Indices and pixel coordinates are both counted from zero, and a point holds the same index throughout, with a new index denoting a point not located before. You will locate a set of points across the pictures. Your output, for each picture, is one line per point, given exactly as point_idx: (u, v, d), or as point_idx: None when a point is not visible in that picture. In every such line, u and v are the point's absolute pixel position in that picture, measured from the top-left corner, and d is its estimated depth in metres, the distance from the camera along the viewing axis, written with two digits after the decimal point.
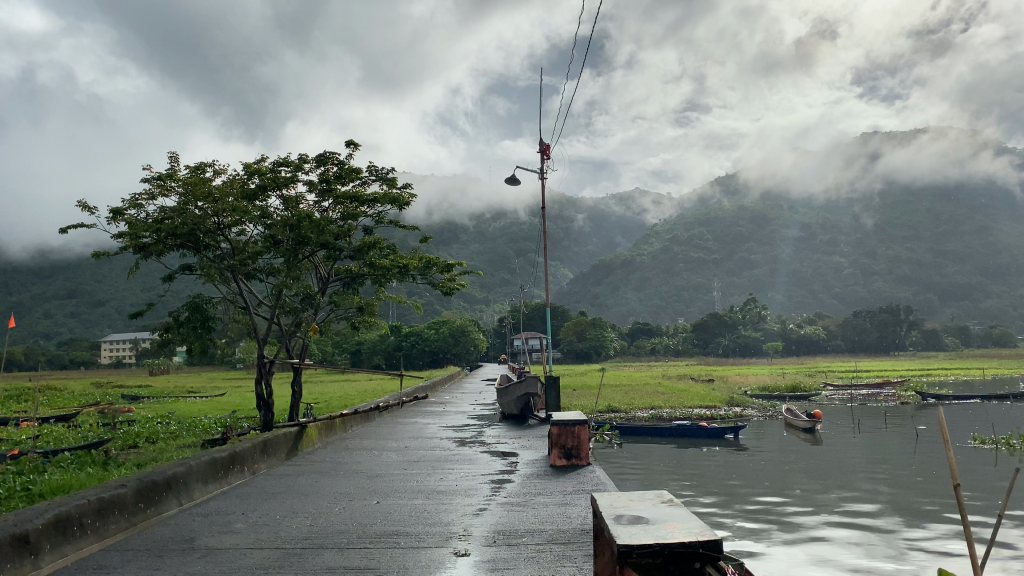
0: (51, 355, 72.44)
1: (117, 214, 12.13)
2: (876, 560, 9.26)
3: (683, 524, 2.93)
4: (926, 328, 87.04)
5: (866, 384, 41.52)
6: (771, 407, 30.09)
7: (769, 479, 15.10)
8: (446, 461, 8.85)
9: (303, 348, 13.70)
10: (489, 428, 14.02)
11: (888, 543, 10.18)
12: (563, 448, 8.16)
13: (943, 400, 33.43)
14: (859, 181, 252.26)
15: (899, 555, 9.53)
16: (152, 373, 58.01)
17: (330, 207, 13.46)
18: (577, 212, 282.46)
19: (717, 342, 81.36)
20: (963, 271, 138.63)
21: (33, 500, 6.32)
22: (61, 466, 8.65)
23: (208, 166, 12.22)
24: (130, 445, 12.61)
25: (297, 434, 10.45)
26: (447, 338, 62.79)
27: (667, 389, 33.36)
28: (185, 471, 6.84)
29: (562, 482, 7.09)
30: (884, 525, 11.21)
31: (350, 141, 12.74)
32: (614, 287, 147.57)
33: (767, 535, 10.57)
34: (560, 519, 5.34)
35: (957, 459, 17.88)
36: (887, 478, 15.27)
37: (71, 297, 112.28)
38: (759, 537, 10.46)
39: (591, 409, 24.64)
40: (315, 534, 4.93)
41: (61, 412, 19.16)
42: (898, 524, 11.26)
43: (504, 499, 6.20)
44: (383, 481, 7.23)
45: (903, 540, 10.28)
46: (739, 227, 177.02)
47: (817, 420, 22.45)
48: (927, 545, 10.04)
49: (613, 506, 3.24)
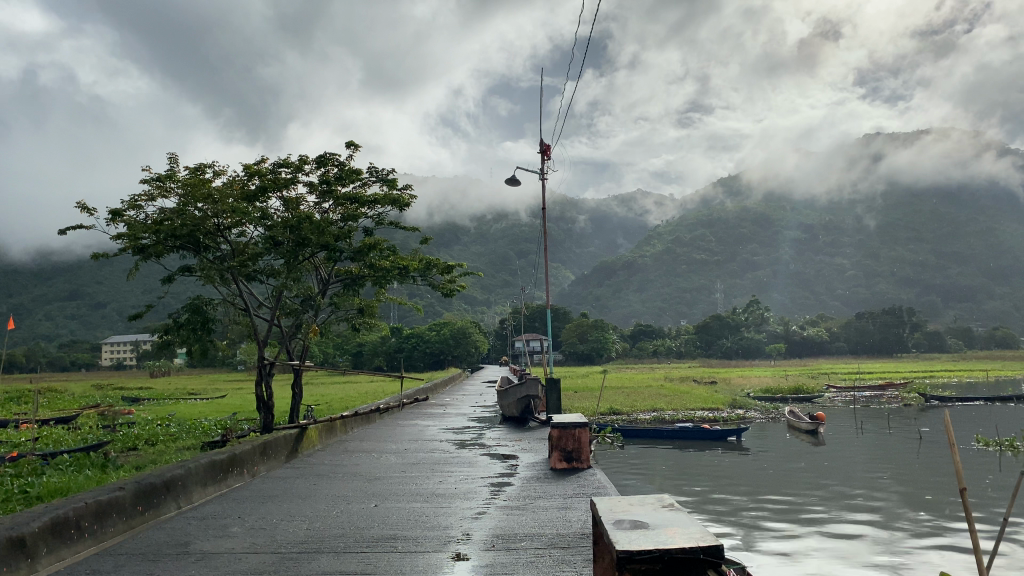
0: (52, 357, 72.62)
1: (117, 216, 12.11)
2: (877, 563, 9.14)
3: (682, 527, 2.88)
4: (928, 329, 87.03)
5: (868, 386, 41.52)
6: (774, 408, 30.05)
7: (770, 481, 14.99)
8: (446, 463, 8.80)
9: (303, 350, 13.65)
10: (489, 430, 13.97)
11: (889, 544, 10.08)
12: (563, 451, 8.09)
13: (946, 402, 33.42)
14: (861, 183, 252.29)
15: (901, 557, 9.46)
16: (153, 375, 58.17)
17: (330, 209, 13.44)
18: (579, 214, 282.42)
19: (720, 343, 81.50)
20: (966, 272, 138.40)
21: (31, 502, 6.29)
22: (61, 468, 8.63)
23: (208, 167, 12.19)
24: (130, 447, 12.60)
25: (296, 437, 10.37)
26: (448, 340, 62.92)
27: (669, 391, 33.38)
28: (184, 474, 6.80)
29: (563, 485, 7.03)
30: (885, 527, 11.13)
31: (350, 142, 12.72)
32: (615, 288, 147.67)
33: (766, 537, 10.45)
34: (560, 523, 5.28)
35: (961, 460, 17.91)
36: (889, 479, 15.34)
37: (72, 299, 112.51)
38: (758, 539, 10.34)
39: (593, 411, 24.60)
40: (314, 538, 4.88)
41: (62, 414, 19.20)
42: (898, 522, 11.41)
43: (504, 502, 6.13)
44: (383, 484, 7.18)
45: (901, 537, 10.44)
46: (741, 229, 176.96)
47: (820, 422, 22.41)
48: (927, 548, 9.92)
49: (613, 510, 3.18)
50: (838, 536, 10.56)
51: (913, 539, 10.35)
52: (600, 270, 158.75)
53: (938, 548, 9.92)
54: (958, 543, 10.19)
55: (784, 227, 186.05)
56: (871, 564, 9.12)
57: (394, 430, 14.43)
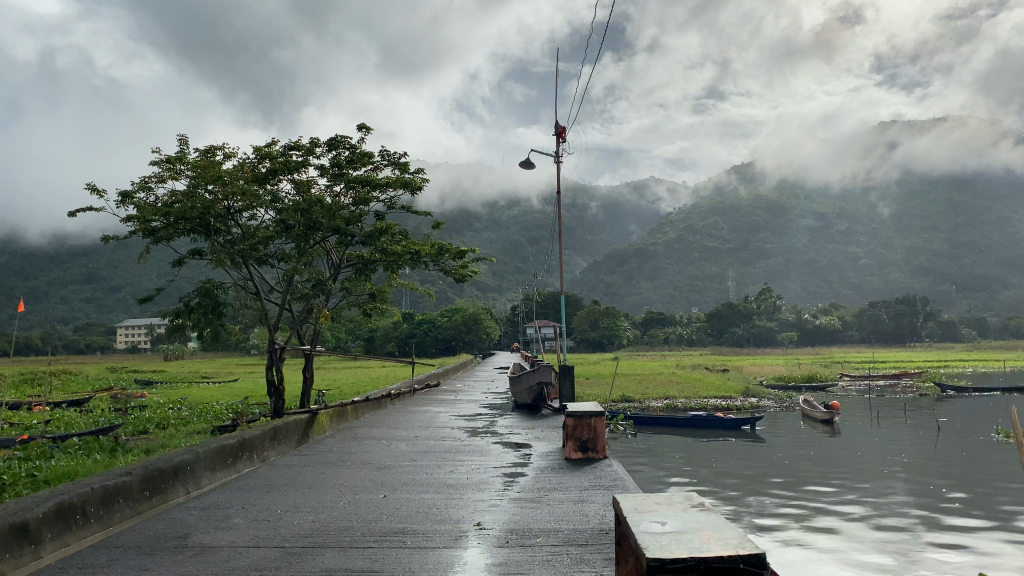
0: (67, 340, 73.32)
1: (127, 198, 11.97)
2: (884, 544, 9.14)
3: (718, 532, 2.64)
4: (942, 319, 86.47)
5: (883, 375, 40.80)
6: (786, 397, 29.58)
7: (782, 469, 14.93)
8: (459, 452, 8.60)
9: (313, 334, 13.45)
10: (500, 417, 13.71)
11: (901, 530, 9.92)
12: (578, 441, 7.86)
13: (963, 392, 32.82)
14: (876, 171, 248.60)
15: (913, 545, 9.18)
16: (167, 358, 58.86)
17: (342, 192, 13.19)
18: (590, 200, 279.36)
19: (732, 331, 80.45)
20: (982, 261, 136.56)
21: (38, 486, 6.12)
22: (69, 452, 8.49)
23: (219, 150, 12.02)
24: (140, 431, 12.49)
25: (307, 421, 10.30)
26: (459, 326, 62.78)
27: (682, 378, 33.07)
28: (193, 458, 6.62)
29: (579, 476, 6.81)
30: (889, 511, 11.04)
31: (362, 124, 12.56)
32: (627, 275, 146.52)
33: (775, 519, 10.44)
34: (577, 518, 5.03)
35: (979, 452, 17.38)
36: (903, 472, 14.81)
37: (87, 283, 113.86)
38: (767, 521, 10.35)
39: (605, 398, 24.36)
40: (319, 532, 4.68)
41: (74, 397, 19.10)
42: (910, 513, 10.94)
43: (518, 494, 5.92)
44: (393, 473, 6.99)
45: (919, 529, 9.99)
46: (754, 217, 175.81)
47: (835, 412, 21.96)
48: (939, 533, 9.80)
49: (637, 509, 2.96)
50: (844, 521, 10.42)
51: (931, 532, 9.90)
52: (612, 256, 157.53)
53: (952, 538, 9.53)
54: (964, 529, 10.08)
55: (798, 214, 183.93)
56: (878, 545, 9.06)
57: (405, 416, 14.33)
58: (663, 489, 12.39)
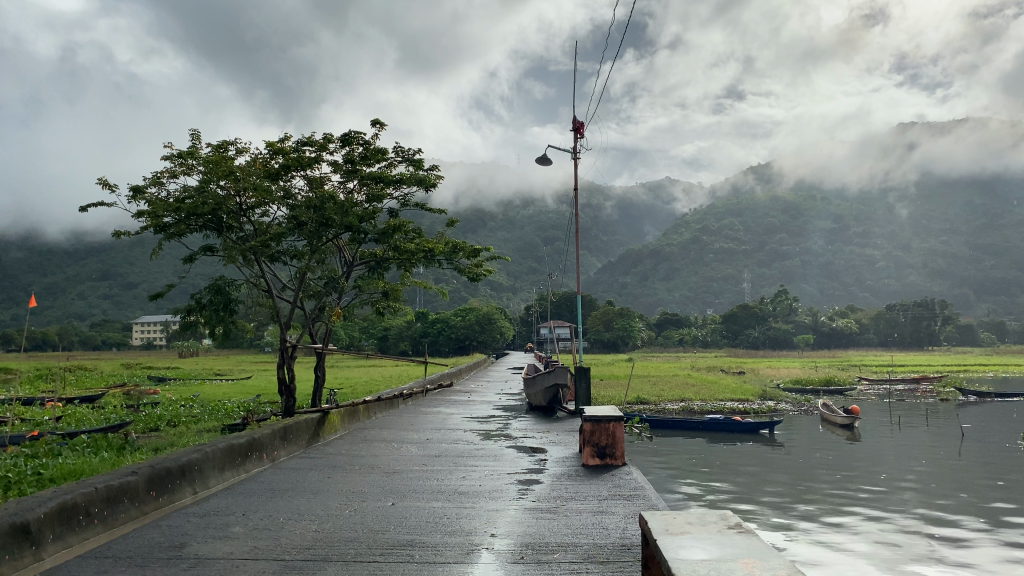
0: (83, 336, 74.03)
1: (139, 193, 11.82)
2: (892, 543, 8.88)
3: (761, 560, 2.33)
4: (961, 324, 85.34)
5: (903, 379, 39.80)
6: (805, 401, 28.97)
7: (798, 474, 14.51)
8: (471, 456, 8.33)
9: (326, 333, 13.09)
10: (514, 420, 13.39)
11: (915, 532, 9.52)
12: (596, 447, 7.57)
13: (984, 396, 32.08)
14: (894, 172, 246.08)
15: (926, 547, 8.78)
16: (182, 355, 59.34)
17: (356, 189, 12.92)
18: (607, 199, 277.82)
19: (746, 333, 78.88)
20: (1003, 263, 134.18)
21: (43, 484, 5.94)
22: (78, 450, 8.28)
23: (231, 145, 11.83)
24: (151, 429, 12.34)
25: (318, 421, 10.11)
26: (472, 325, 62.49)
27: (697, 381, 32.54)
28: (200, 458, 6.41)
29: (597, 484, 6.49)
30: (900, 514, 10.69)
31: (374, 119, 12.34)
32: (642, 276, 145.34)
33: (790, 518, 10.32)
34: (597, 531, 4.75)
35: (1002, 459, 16.76)
36: (921, 477, 14.32)
37: (104, 279, 115.61)
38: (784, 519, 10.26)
39: (619, 401, 23.97)
40: (321, 542, 4.44)
41: (87, 394, 19.05)
42: (918, 515, 10.59)
43: (535, 503, 5.63)
44: (403, 479, 6.73)
45: (935, 530, 9.67)
46: (770, 220, 174.42)
47: (855, 416, 21.37)
48: (950, 535, 9.46)
49: (666, 529, 2.68)
50: (858, 522, 10.05)
51: (944, 532, 9.60)
52: (626, 257, 156.64)
53: (975, 546, 8.88)
54: (981, 532, 9.69)
55: (816, 216, 181.72)
56: (881, 546, 8.75)
57: (416, 416, 14.08)
58: (679, 496, 12.00)
